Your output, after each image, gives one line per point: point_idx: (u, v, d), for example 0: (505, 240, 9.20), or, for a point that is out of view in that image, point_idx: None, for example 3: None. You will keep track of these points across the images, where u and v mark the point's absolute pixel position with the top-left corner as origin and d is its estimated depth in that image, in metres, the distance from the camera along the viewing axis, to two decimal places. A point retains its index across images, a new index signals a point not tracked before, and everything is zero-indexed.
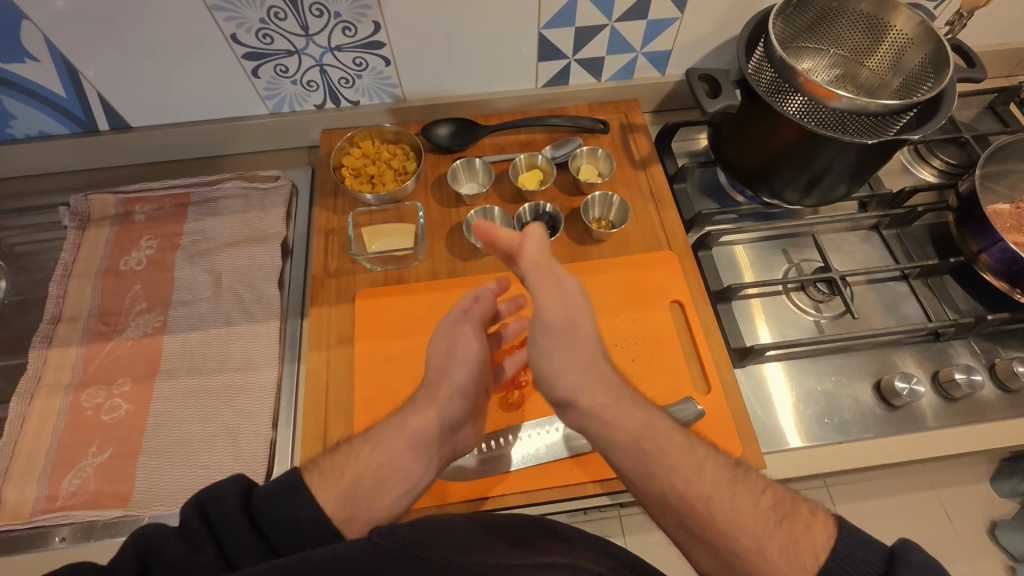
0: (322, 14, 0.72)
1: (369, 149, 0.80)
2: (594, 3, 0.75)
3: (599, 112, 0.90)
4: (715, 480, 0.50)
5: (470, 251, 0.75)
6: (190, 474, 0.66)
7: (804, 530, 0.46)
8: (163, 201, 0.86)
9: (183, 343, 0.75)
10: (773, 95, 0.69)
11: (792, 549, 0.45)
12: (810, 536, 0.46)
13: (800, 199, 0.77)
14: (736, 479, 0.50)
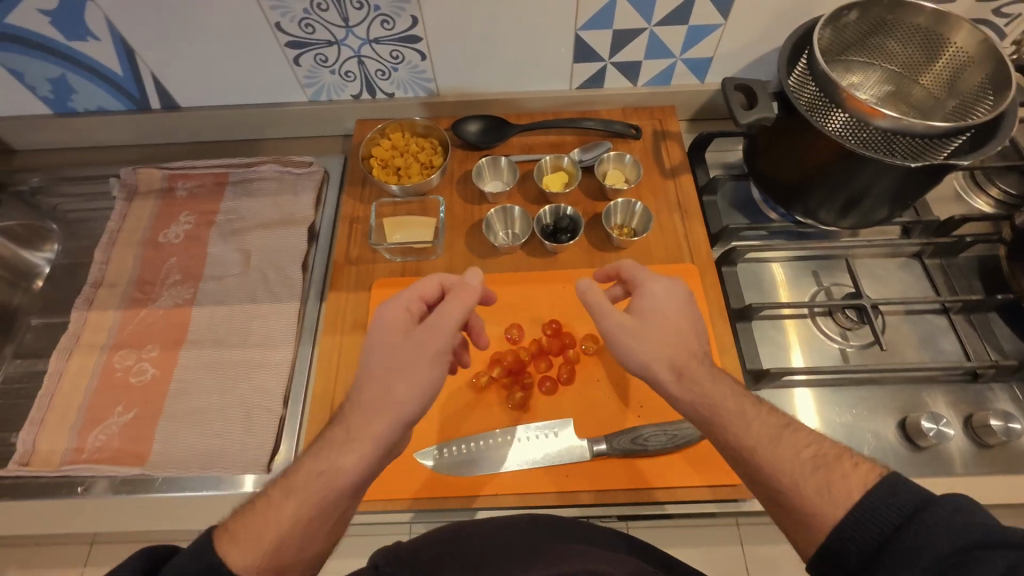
0: (362, 7, 0.73)
1: (399, 141, 0.81)
2: (634, 6, 0.74)
3: (632, 117, 0.88)
4: (760, 430, 0.49)
5: (488, 249, 0.76)
6: (204, 441, 0.69)
7: (831, 480, 0.45)
8: (204, 179, 0.90)
9: (210, 316, 0.78)
10: (812, 111, 0.65)
11: (830, 490, 0.44)
12: (847, 483, 0.44)
13: (836, 220, 0.73)
14: (781, 432, 0.49)
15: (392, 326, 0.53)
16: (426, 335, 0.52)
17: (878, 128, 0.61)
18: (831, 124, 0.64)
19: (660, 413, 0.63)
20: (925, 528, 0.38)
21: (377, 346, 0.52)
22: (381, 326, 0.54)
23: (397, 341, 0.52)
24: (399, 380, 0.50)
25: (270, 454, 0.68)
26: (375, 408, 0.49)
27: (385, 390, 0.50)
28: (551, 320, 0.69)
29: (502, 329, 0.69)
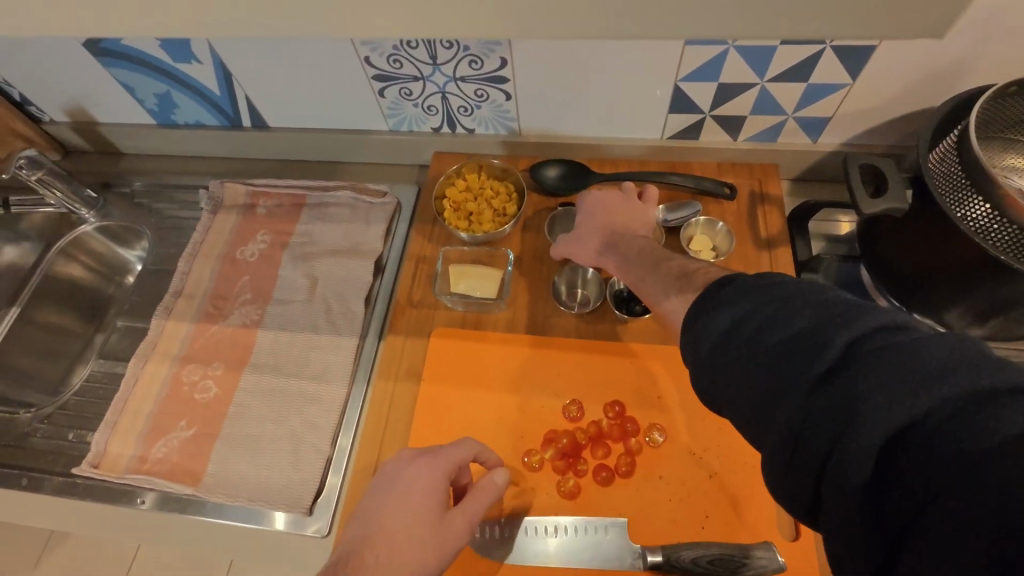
0: (451, 46, 0.71)
1: (474, 183, 0.78)
2: (747, 60, 0.66)
3: (728, 173, 0.80)
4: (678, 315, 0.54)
5: (554, 308, 0.71)
6: (255, 471, 0.70)
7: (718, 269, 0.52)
8: (283, 198, 0.92)
9: (273, 340, 0.79)
10: (947, 195, 0.56)
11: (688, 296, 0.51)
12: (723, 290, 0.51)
13: (964, 325, 0.63)
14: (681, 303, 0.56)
15: (429, 486, 0.53)
16: (452, 527, 0.52)
17: None
18: (969, 215, 0.54)
19: (727, 530, 0.56)
20: (802, 296, 0.38)
21: (407, 508, 0.52)
22: (414, 481, 0.53)
23: (427, 521, 0.51)
24: (423, 554, 0.50)
25: (314, 495, 0.68)
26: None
27: (408, 557, 0.49)
28: (613, 402, 0.63)
29: (560, 403, 0.65)
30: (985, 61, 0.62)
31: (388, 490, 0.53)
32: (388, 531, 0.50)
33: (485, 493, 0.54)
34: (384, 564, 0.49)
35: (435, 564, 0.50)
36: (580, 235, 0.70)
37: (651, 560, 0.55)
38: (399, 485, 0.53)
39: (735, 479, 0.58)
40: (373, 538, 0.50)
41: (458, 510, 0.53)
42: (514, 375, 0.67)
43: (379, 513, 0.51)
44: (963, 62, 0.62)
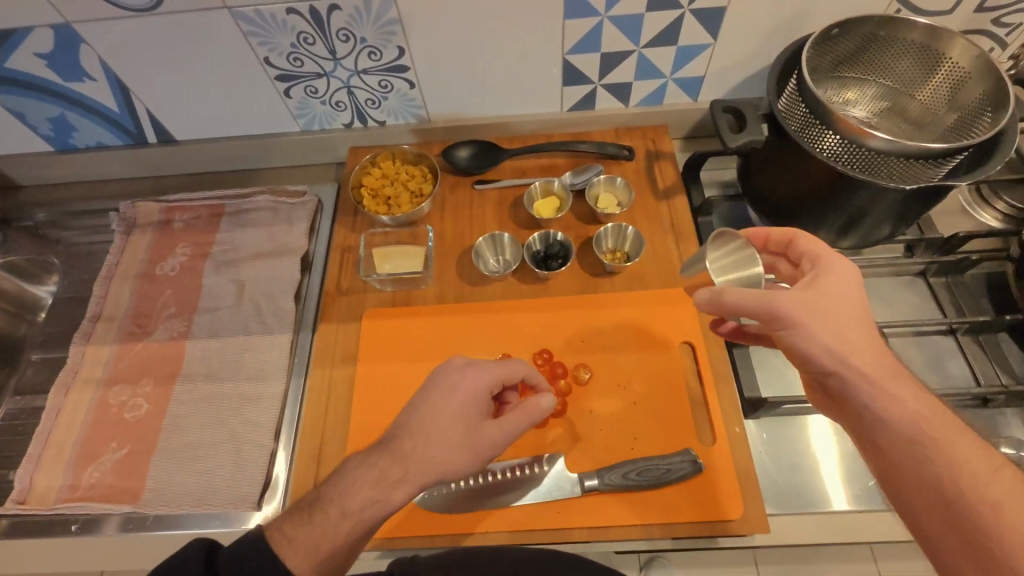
0: (348, 39, 0.74)
1: (390, 169, 0.81)
2: (621, 29, 0.73)
3: (625, 138, 0.87)
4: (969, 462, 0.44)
5: (478, 277, 0.75)
6: (197, 477, 0.69)
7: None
8: (201, 210, 0.91)
9: (204, 349, 0.78)
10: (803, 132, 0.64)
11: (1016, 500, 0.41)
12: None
13: (834, 239, 0.72)
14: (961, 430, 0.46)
15: (472, 394, 0.56)
16: (485, 435, 0.55)
17: (870, 149, 0.60)
18: (823, 145, 0.63)
19: (653, 446, 0.61)
20: None
21: (449, 408, 0.54)
22: (463, 386, 0.56)
23: (465, 424, 0.55)
24: (456, 454, 0.54)
25: (259, 490, 0.67)
26: (428, 466, 0.52)
27: (440, 454, 0.53)
28: (542, 350, 0.68)
29: (492, 359, 0.69)
30: (816, 11, 0.71)
31: (433, 390, 0.56)
32: (426, 425, 0.54)
33: (527, 413, 0.58)
34: (417, 455, 0.52)
35: (465, 463, 0.54)
36: (802, 313, 0.50)
37: (588, 485, 0.59)
38: (447, 386, 0.56)
39: (657, 400, 0.64)
40: (412, 430, 0.54)
41: (495, 424, 0.57)
42: (447, 341, 0.70)
43: (424, 408, 0.55)
44: (799, 14, 0.72)
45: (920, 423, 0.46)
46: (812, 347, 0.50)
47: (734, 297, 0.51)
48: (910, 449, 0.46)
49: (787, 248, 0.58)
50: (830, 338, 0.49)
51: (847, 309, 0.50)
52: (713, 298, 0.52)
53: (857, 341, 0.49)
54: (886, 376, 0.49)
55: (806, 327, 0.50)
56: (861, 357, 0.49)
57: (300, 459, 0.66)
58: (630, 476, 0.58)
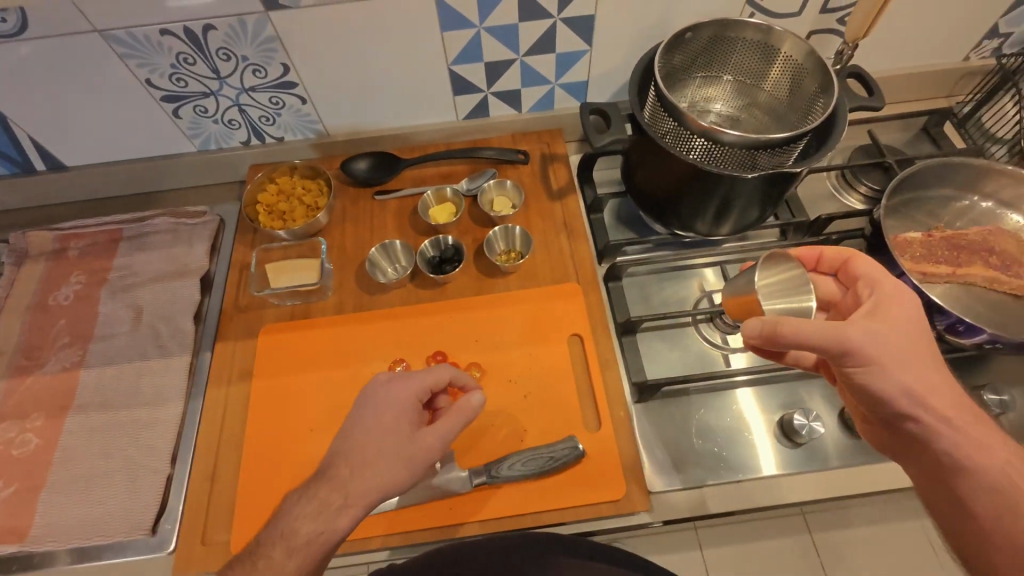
0: (229, 58, 0.74)
1: (286, 185, 0.82)
2: (498, 39, 0.76)
3: (522, 142, 0.90)
4: None
5: (375, 285, 0.76)
6: (87, 509, 0.67)
7: None
8: (97, 236, 0.88)
9: (98, 378, 0.76)
10: (668, 136, 0.69)
11: None
12: None
13: (711, 228, 0.76)
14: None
15: (396, 409, 0.56)
16: (421, 442, 0.55)
17: (725, 143, 0.64)
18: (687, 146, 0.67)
19: (541, 436, 0.64)
20: None
21: (380, 427, 0.55)
22: (387, 400, 0.56)
23: (396, 437, 0.55)
24: (393, 469, 0.53)
25: (154, 516, 0.66)
26: (369, 486, 0.52)
27: (377, 471, 0.53)
28: (436, 352, 0.69)
29: (388, 365, 0.70)
30: (677, 17, 0.76)
31: (364, 410, 0.56)
32: (361, 446, 0.54)
33: (459, 414, 0.56)
34: (355, 478, 0.52)
35: (407, 476, 0.54)
36: (880, 355, 0.49)
37: (477, 479, 0.60)
38: (377, 405, 0.56)
39: (546, 392, 0.67)
40: (349, 454, 0.54)
41: (429, 429, 0.56)
42: (345, 351, 0.71)
43: (359, 430, 0.55)
44: (663, 20, 0.77)
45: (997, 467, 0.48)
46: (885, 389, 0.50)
47: (793, 328, 0.48)
48: (971, 482, 0.49)
49: (841, 267, 0.59)
50: (906, 380, 0.49)
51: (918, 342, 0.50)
52: (766, 329, 0.49)
53: (932, 389, 0.49)
54: (957, 419, 0.50)
55: (885, 368, 0.49)
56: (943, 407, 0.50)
57: (194, 479, 0.65)
58: (516, 466, 0.60)
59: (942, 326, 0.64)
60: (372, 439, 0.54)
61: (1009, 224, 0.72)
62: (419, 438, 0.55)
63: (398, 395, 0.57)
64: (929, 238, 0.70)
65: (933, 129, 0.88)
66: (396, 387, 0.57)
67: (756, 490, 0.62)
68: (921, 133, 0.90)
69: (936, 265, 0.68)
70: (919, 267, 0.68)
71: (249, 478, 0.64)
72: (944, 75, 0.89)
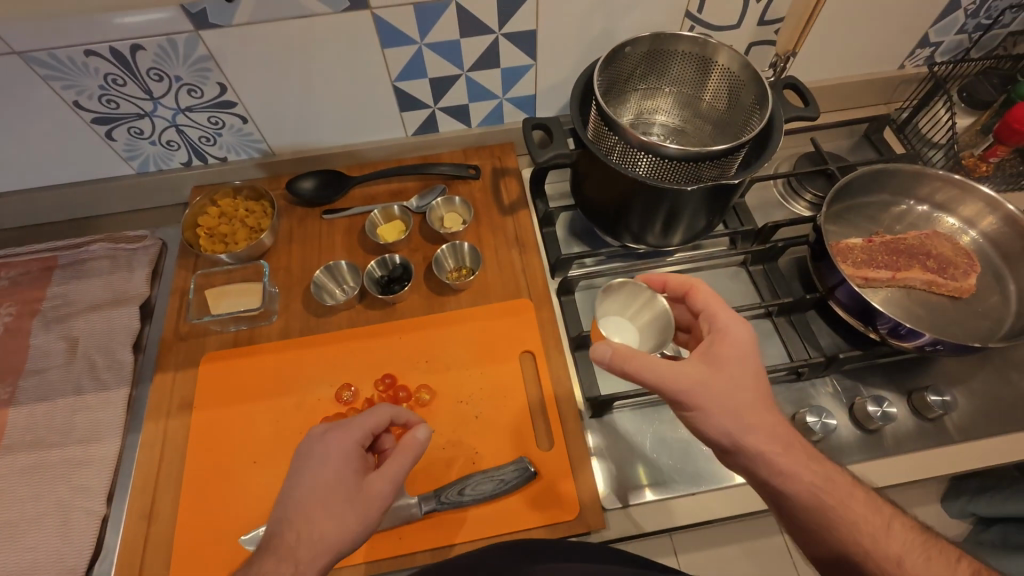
0: (162, 78, 0.72)
1: (227, 207, 0.79)
2: (441, 55, 0.75)
3: (473, 157, 0.90)
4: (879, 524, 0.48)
5: (323, 308, 0.74)
6: (15, 557, 0.63)
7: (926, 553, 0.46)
8: (30, 265, 0.84)
9: (29, 415, 0.72)
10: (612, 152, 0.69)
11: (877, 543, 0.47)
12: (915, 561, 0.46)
13: (661, 238, 0.76)
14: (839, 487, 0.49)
15: (341, 458, 0.54)
16: (371, 489, 0.53)
17: (667, 157, 0.65)
18: (631, 162, 0.68)
19: (494, 458, 0.62)
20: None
21: (324, 482, 0.53)
22: (326, 454, 0.54)
23: (345, 488, 0.53)
24: (343, 523, 0.51)
25: (88, 561, 0.62)
26: (319, 548, 0.50)
27: (330, 530, 0.50)
28: (384, 376, 0.68)
29: (335, 390, 0.68)
30: (620, 31, 0.77)
31: (304, 468, 0.54)
32: (307, 506, 0.51)
33: (406, 452, 0.55)
34: (305, 542, 0.50)
35: (361, 527, 0.52)
36: (700, 395, 0.51)
37: (426, 507, 0.58)
38: (314, 462, 0.54)
39: (498, 412, 0.65)
40: (293, 520, 0.51)
41: (377, 473, 0.54)
42: (292, 377, 0.69)
43: (300, 490, 0.52)
44: (605, 35, 0.77)
45: (811, 494, 0.49)
46: (715, 430, 0.51)
47: (638, 367, 0.51)
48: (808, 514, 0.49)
49: (683, 298, 0.59)
50: (725, 420, 0.50)
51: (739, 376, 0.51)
52: (616, 358, 0.51)
53: (753, 427, 0.50)
54: (782, 455, 0.50)
55: (706, 408, 0.51)
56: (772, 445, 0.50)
57: (129, 520, 0.61)
58: (465, 492, 0.59)
59: (885, 329, 0.65)
60: (318, 499, 0.51)
61: (945, 227, 0.74)
62: (365, 488, 0.53)
63: (336, 448, 0.54)
64: (869, 243, 0.71)
65: (873, 136, 0.90)
66: (335, 440, 0.55)
67: (713, 503, 0.61)
68: (862, 140, 0.93)
69: (877, 269, 0.69)
70: (860, 274, 0.69)
71: (189, 515, 0.61)
72: (881, 83, 0.92)
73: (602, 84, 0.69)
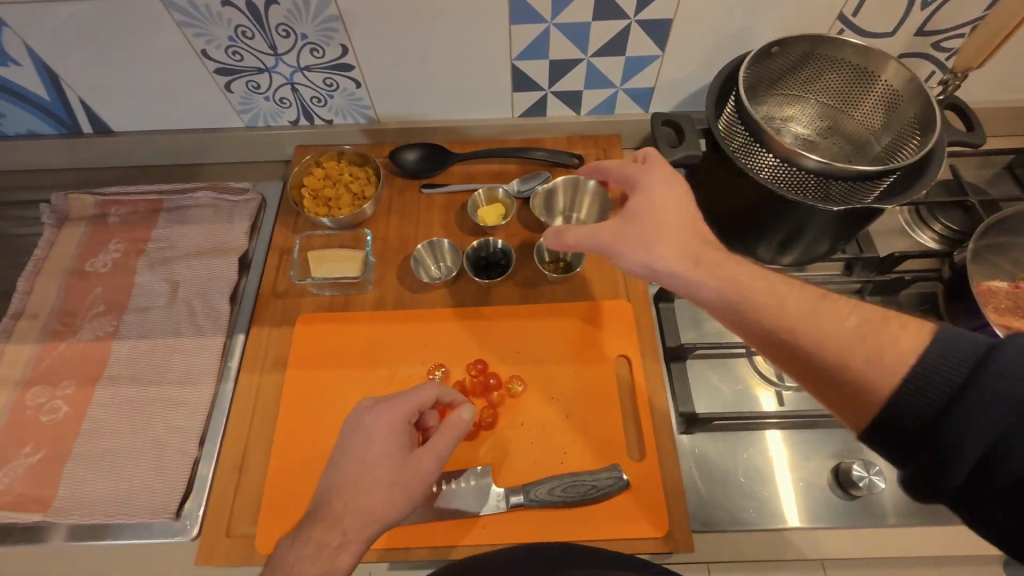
0: (288, 35, 0.71)
1: (333, 170, 0.79)
2: (569, 36, 0.72)
3: (577, 146, 0.86)
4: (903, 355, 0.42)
5: (418, 283, 0.74)
6: (113, 485, 0.66)
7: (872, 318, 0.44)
8: (138, 205, 0.87)
9: (131, 350, 0.75)
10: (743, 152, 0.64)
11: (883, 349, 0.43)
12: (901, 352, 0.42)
13: (774, 256, 0.72)
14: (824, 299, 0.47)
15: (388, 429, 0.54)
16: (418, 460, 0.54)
17: (806, 170, 0.60)
18: (762, 165, 0.63)
19: (584, 461, 0.61)
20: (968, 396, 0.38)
21: (371, 456, 0.53)
22: (374, 427, 0.54)
23: (391, 463, 0.53)
24: (387, 498, 0.52)
25: (179, 500, 0.65)
26: (365, 518, 0.51)
27: (375, 504, 0.51)
28: (477, 360, 0.66)
29: (425, 369, 0.67)
30: (762, 28, 0.72)
31: (351, 440, 0.54)
32: (355, 478, 0.52)
33: (451, 430, 0.55)
34: (352, 512, 0.51)
35: (410, 496, 0.52)
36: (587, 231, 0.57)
37: (514, 500, 0.58)
38: (361, 433, 0.54)
39: (589, 415, 0.63)
40: (341, 487, 0.52)
41: (422, 450, 0.54)
42: (383, 350, 0.69)
43: (348, 461, 0.53)
44: (745, 30, 0.72)
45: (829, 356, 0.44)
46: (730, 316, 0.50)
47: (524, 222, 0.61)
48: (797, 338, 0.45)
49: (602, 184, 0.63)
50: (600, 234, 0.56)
51: (640, 213, 0.55)
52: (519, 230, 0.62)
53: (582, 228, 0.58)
54: (693, 270, 0.51)
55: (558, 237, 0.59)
56: (683, 263, 0.52)
57: (222, 467, 0.63)
58: (553, 492, 0.57)
59: None
60: (367, 474, 0.52)
61: None
62: (409, 463, 0.53)
63: (386, 422, 0.55)
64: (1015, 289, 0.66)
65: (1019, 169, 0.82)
66: (381, 412, 0.55)
67: (805, 543, 0.59)
68: (1005, 173, 0.84)
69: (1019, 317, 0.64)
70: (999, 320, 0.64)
71: (278, 470, 0.63)
72: None
73: (744, 80, 0.64)
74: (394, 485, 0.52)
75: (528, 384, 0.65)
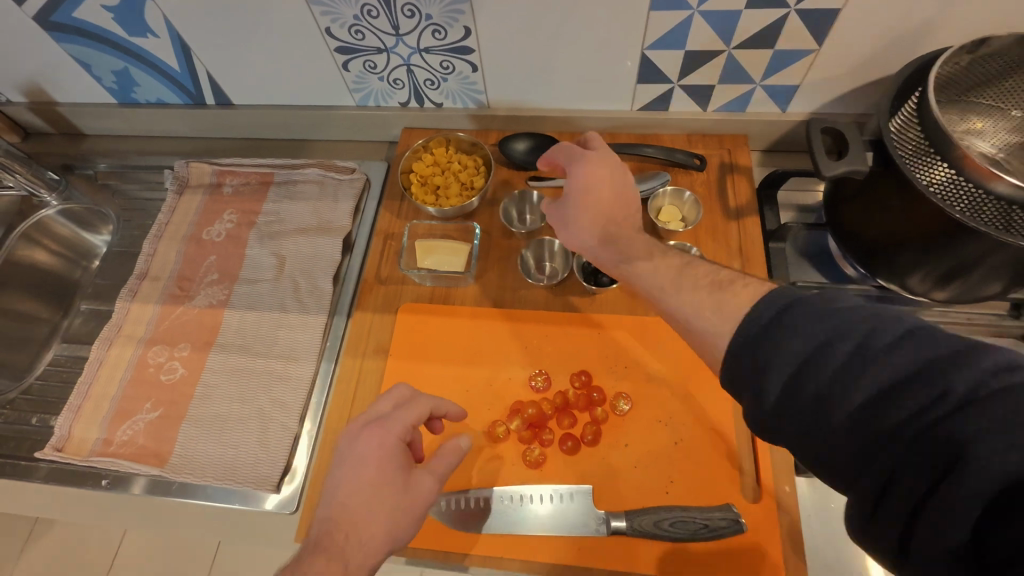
0: (413, 15, 0.69)
1: (441, 157, 0.77)
2: (713, 26, 0.65)
3: (698, 145, 0.80)
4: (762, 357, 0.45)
5: (521, 282, 0.71)
6: (221, 449, 0.69)
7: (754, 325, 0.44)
8: (251, 178, 0.89)
9: (240, 320, 0.78)
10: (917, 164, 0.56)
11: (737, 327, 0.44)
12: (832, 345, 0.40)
13: (928, 290, 0.63)
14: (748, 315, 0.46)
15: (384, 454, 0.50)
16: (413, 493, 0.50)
17: (993, 195, 0.51)
18: (932, 179, 0.55)
19: (691, 495, 0.57)
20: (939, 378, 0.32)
21: (366, 482, 0.49)
22: (366, 451, 0.50)
23: (389, 489, 0.49)
24: (392, 521, 0.48)
25: (281, 473, 0.67)
26: (369, 547, 0.47)
27: (376, 530, 0.47)
28: (581, 372, 0.64)
29: (526, 375, 0.65)
30: (948, 24, 0.61)
31: (343, 467, 0.50)
32: (351, 508, 0.48)
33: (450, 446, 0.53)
34: (355, 544, 0.46)
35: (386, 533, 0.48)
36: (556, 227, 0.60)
37: (614, 526, 0.55)
38: (353, 457, 0.50)
39: (698, 444, 0.59)
40: (338, 520, 0.47)
41: (421, 470, 0.51)
42: (482, 347, 0.68)
43: (340, 489, 0.49)
44: (926, 26, 0.62)
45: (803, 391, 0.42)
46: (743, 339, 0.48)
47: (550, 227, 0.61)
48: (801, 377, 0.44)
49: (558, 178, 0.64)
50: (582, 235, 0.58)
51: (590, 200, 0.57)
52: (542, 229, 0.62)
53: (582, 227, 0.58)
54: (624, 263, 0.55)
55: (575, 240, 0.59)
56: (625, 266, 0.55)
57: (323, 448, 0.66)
58: (660, 524, 0.54)
59: None
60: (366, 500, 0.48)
61: None
62: (409, 482, 0.50)
63: (374, 446, 0.51)
64: None
65: None
66: (372, 433, 0.51)
67: None
68: None
69: None
70: None
71: None
72: None
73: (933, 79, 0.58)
74: (399, 508, 0.49)
75: (635, 403, 0.62)
